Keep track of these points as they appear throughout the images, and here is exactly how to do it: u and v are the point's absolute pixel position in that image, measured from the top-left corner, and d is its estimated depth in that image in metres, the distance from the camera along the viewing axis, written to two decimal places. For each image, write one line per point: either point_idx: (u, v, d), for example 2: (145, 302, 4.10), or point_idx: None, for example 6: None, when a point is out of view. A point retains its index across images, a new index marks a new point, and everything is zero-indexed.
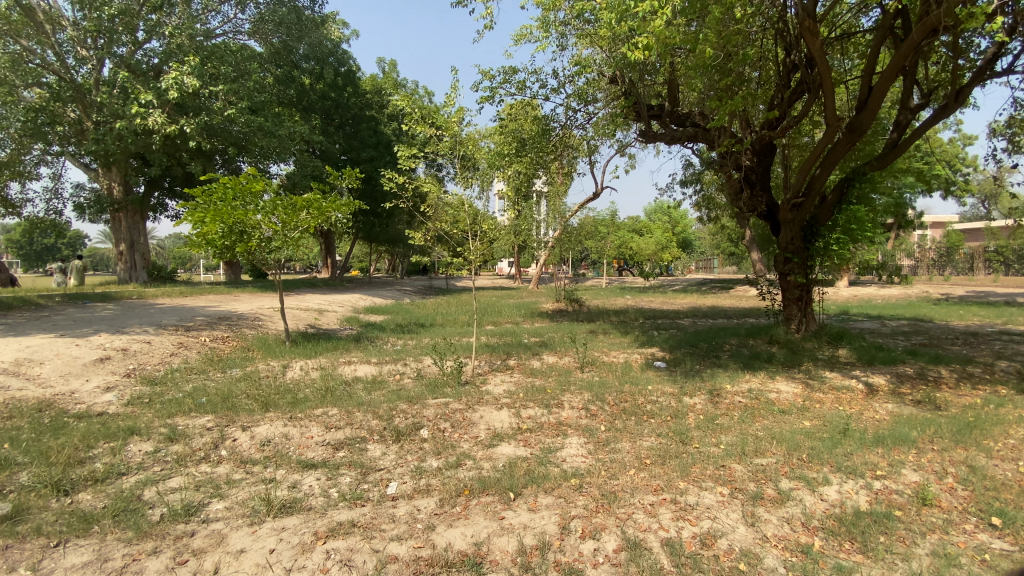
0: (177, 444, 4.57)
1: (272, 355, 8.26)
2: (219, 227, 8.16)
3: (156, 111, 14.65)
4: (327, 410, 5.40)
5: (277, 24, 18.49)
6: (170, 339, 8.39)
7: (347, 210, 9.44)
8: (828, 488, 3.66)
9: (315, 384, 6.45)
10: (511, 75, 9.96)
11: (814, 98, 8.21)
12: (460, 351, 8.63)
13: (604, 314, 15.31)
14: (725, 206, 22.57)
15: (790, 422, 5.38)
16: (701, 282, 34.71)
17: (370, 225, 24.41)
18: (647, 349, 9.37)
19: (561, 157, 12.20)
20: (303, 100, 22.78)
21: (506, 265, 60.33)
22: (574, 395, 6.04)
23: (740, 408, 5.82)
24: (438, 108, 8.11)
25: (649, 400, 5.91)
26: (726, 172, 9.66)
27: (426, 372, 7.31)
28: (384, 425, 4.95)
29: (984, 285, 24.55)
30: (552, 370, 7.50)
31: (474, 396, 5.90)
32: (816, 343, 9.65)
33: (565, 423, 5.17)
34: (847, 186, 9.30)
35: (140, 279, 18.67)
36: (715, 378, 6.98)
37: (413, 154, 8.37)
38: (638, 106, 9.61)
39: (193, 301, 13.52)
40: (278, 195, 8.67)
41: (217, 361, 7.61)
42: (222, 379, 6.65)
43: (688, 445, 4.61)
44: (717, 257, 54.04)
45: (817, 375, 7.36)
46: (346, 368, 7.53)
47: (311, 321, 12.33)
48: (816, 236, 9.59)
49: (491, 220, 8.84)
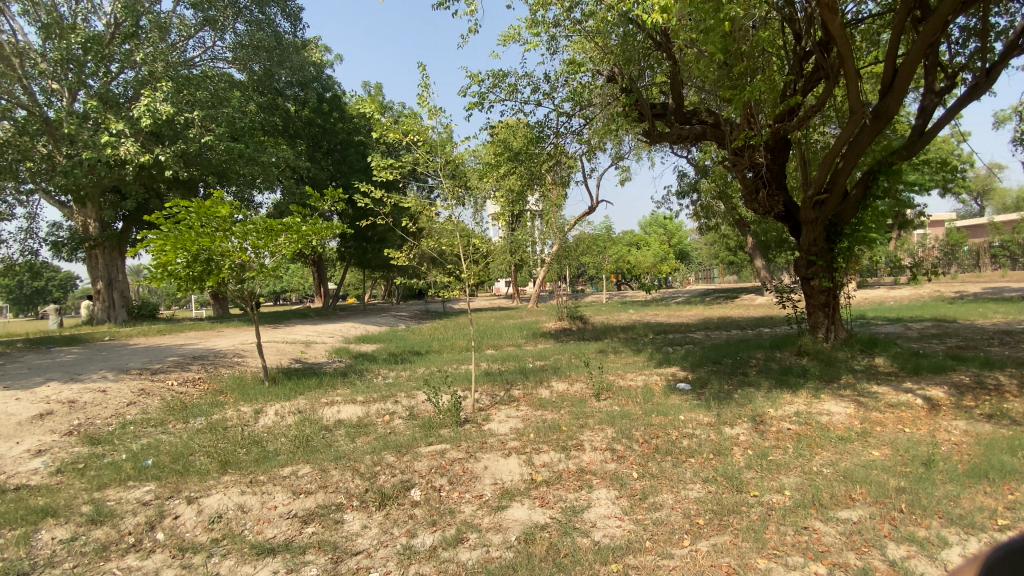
0: (101, 528, 3.60)
1: (245, 398, 7.28)
2: (181, 256, 7.15)
3: (129, 139, 13.90)
4: (297, 469, 4.42)
5: (257, 49, 17.90)
6: (130, 385, 7.40)
7: (330, 234, 8.51)
8: (949, 552, 2.79)
9: (290, 434, 5.51)
10: (502, 79, 9.26)
11: (834, 87, 7.45)
12: (458, 381, 7.66)
13: (611, 331, 14.32)
14: (725, 213, 21.91)
15: (857, 453, 4.48)
16: (704, 293, 33.89)
17: (361, 250, 23.54)
18: (666, 369, 8.43)
19: (556, 168, 11.48)
20: (288, 127, 22.16)
21: (503, 287, 59.54)
22: (595, 433, 5.06)
23: (792, 438, 4.88)
24: (423, 125, 7.13)
25: (683, 434, 4.97)
26: (740, 172, 8.64)
27: (420, 410, 6.35)
28: (366, 487, 4.00)
29: (994, 281, 23.81)
30: (564, 400, 6.56)
31: (475, 441, 4.92)
32: (850, 352, 8.72)
33: (588, 471, 4.24)
34: (871, 179, 8.48)
35: (119, 318, 17.69)
36: (753, 400, 6.05)
37: (388, 165, 7.16)
38: (641, 105, 8.66)
39: (170, 340, 12.51)
40: (252, 218, 7.80)
41: (180, 410, 6.62)
42: (181, 434, 5.66)
43: (745, 494, 3.74)
44: (717, 266, 53.28)
45: (867, 390, 6.42)
46: (327, 411, 6.53)
47: (295, 356, 11.34)
48: (841, 235, 8.76)
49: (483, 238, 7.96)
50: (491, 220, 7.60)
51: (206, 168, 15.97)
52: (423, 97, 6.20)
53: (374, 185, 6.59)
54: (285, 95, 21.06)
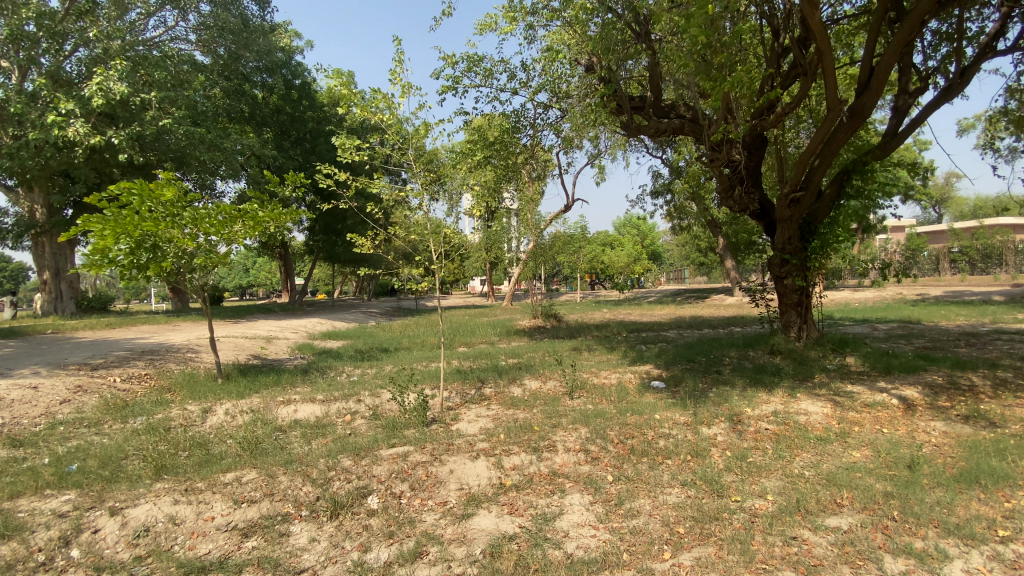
0: (6, 544, 3.14)
1: (193, 396, 6.75)
2: (122, 241, 6.56)
3: (79, 120, 12.88)
4: (240, 474, 4.01)
5: (221, 30, 17.02)
6: (66, 381, 6.79)
7: (289, 222, 8.00)
8: (950, 566, 2.61)
9: (238, 435, 5.07)
10: (477, 63, 8.91)
11: (812, 84, 7.35)
12: (426, 379, 7.29)
13: (585, 330, 14.13)
14: (698, 214, 22.04)
15: (837, 455, 4.35)
16: (676, 292, 34.20)
17: (330, 244, 22.83)
18: (641, 367, 8.25)
19: (531, 161, 11.20)
20: (254, 113, 21.20)
21: (477, 284, 59.01)
22: (568, 433, 4.78)
23: (771, 438, 4.71)
24: (395, 115, 6.58)
25: (659, 434, 4.73)
26: (717, 169, 8.48)
27: (384, 410, 5.98)
28: (317, 495, 3.63)
29: (953, 285, 24.62)
30: (536, 399, 6.28)
31: (441, 442, 4.57)
32: (821, 351, 8.69)
33: (561, 474, 3.96)
34: (845, 178, 8.45)
35: (68, 311, 16.66)
36: (730, 399, 5.89)
37: (355, 145, 6.57)
38: (619, 96, 8.37)
39: (119, 334, 11.74)
40: (203, 203, 7.25)
41: (119, 409, 6.08)
42: (118, 435, 5.15)
43: (726, 499, 3.54)
44: (688, 267, 54.09)
45: (842, 390, 6.34)
46: (283, 411, 6.09)
47: (255, 351, 10.76)
48: (815, 234, 8.69)
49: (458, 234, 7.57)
50: (466, 214, 7.16)
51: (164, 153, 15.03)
52: (393, 72, 5.76)
53: (337, 168, 6.11)
54: (252, 81, 20.17)
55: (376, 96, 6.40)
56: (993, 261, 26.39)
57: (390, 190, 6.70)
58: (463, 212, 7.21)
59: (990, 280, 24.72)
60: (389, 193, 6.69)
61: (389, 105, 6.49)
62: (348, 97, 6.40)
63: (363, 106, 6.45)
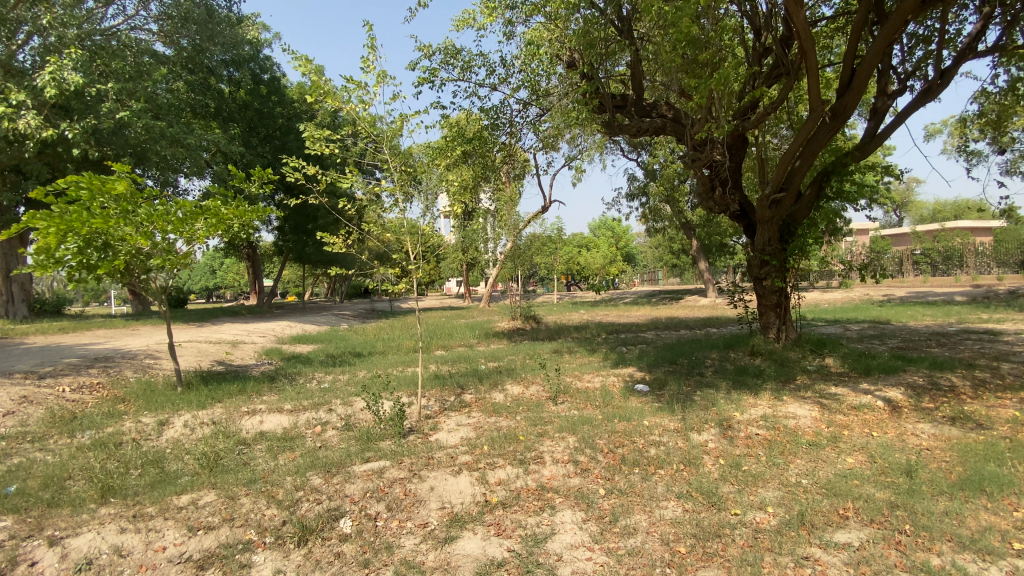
0: None
1: (148, 407, 6.25)
2: (68, 241, 6.02)
3: (29, 111, 11.99)
4: (197, 497, 3.62)
5: (184, 20, 16.24)
6: (7, 391, 6.20)
7: (254, 219, 7.58)
8: None
9: (196, 450, 4.65)
10: (454, 56, 8.61)
11: (794, 84, 7.31)
12: (402, 386, 6.94)
13: (564, 332, 13.93)
14: (673, 216, 22.18)
15: (832, 461, 4.23)
16: (651, 294, 34.46)
17: (301, 244, 22.13)
18: (624, 369, 8.07)
19: (508, 161, 10.97)
20: (221, 109, 20.41)
21: (451, 285, 58.57)
22: (555, 442, 4.52)
23: (763, 444, 4.55)
24: (368, 111, 6.20)
25: (650, 442, 4.51)
26: (698, 170, 8.34)
27: (357, 420, 5.62)
28: (283, 520, 3.29)
29: (916, 286, 25.38)
30: (519, 405, 6.01)
31: (420, 456, 4.26)
32: (801, 352, 8.67)
33: (550, 488, 3.71)
34: (824, 179, 8.47)
35: (20, 315, 15.67)
36: (718, 403, 5.74)
37: (326, 137, 6.16)
38: (601, 94, 8.17)
39: (71, 339, 11.00)
40: (158, 200, 6.75)
41: (65, 422, 5.55)
42: (62, 451, 4.67)
43: (725, 513, 3.34)
44: (662, 268, 54.68)
45: (828, 392, 6.27)
46: (248, 423, 5.67)
47: (219, 357, 10.19)
48: (794, 236, 8.66)
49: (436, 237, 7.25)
50: (443, 214, 6.84)
51: (122, 148, 14.22)
52: (366, 59, 5.41)
53: (306, 161, 5.73)
54: (219, 75, 19.36)
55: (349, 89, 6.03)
56: (953, 262, 27.24)
57: (365, 198, 6.41)
58: (441, 214, 6.87)
59: (951, 281, 25.56)
60: (364, 198, 6.40)
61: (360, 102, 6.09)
62: (319, 91, 6.01)
63: (335, 99, 6.06)
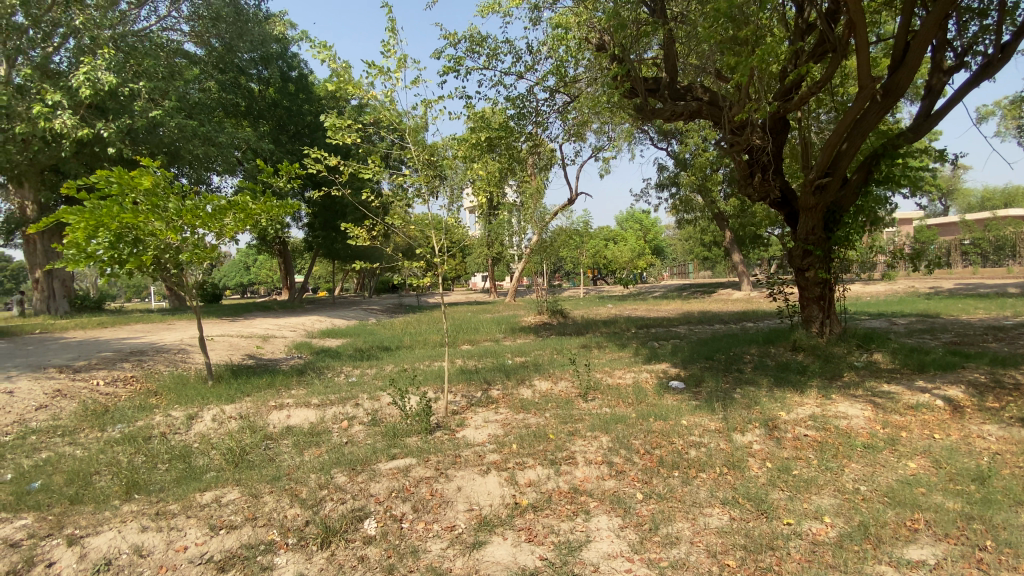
0: None
1: (179, 400, 6.29)
2: (99, 237, 6.08)
3: (66, 112, 12.32)
4: (220, 495, 3.54)
5: (213, 19, 16.45)
6: (44, 385, 6.33)
7: (282, 214, 7.56)
8: None
9: (222, 445, 4.61)
10: (480, 44, 8.40)
11: (842, 60, 6.84)
12: (428, 380, 6.81)
13: (593, 326, 13.65)
14: (705, 207, 21.51)
15: (891, 466, 3.89)
16: (681, 287, 33.68)
17: (329, 240, 22.35)
18: (656, 365, 7.75)
19: (535, 152, 10.72)
20: (252, 107, 20.78)
21: (477, 280, 58.70)
22: (588, 442, 4.29)
23: (813, 446, 4.22)
24: (395, 108, 5.99)
25: (689, 443, 4.23)
26: (736, 155, 7.90)
27: (384, 415, 5.52)
28: (306, 520, 3.17)
29: (966, 278, 24.03)
30: (548, 401, 5.80)
31: (447, 454, 4.09)
32: (847, 348, 8.18)
33: (583, 491, 3.50)
34: (872, 163, 7.94)
35: (61, 310, 16.23)
36: (760, 401, 5.41)
37: (349, 129, 5.99)
38: (632, 78, 7.81)
39: (110, 333, 11.31)
40: (187, 195, 6.78)
41: (98, 416, 5.62)
42: (93, 445, 4.70)
43: (776, 523, 3.09)
44: (692, 262, 53.54)
45: (880, 390, 5.85)
46: (274, 417, 5.63)
47: (250, 351, 10.30)
48: (840, 224, 8.15)
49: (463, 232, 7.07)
50: (470, 209, 6.66)
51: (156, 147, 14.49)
52: (386, 44, 5.24)
53: (328, 152, 5.62)
54: (248, 74, 19.64)
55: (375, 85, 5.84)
56: (1005, 253, 25.69)
57: (393, 194, 6.35)
58: (468, 209, 6.67)
59: (1004, 272, 24.11)
60: (394, 192, 6.32)
61: (384, 96, 5.90)
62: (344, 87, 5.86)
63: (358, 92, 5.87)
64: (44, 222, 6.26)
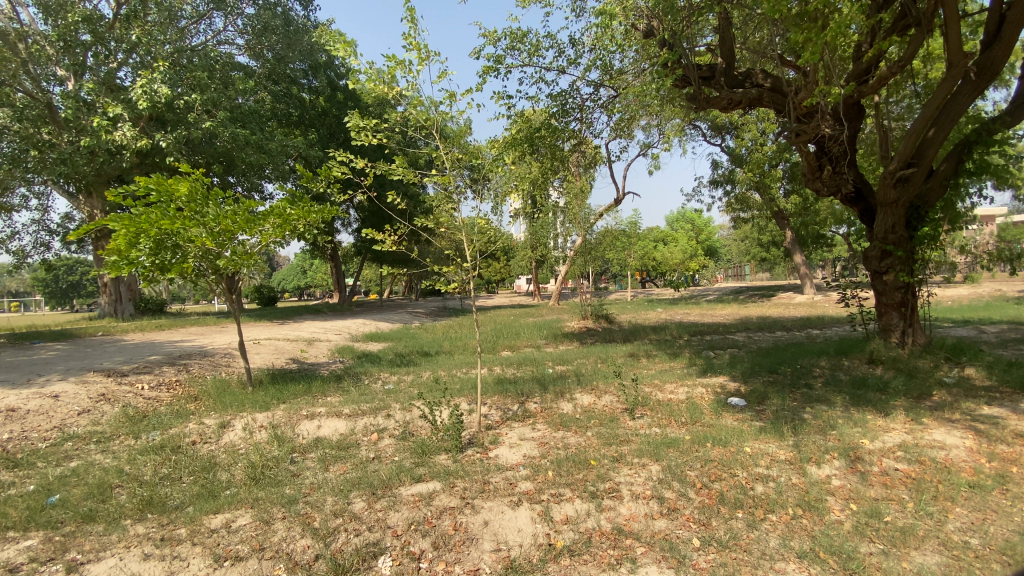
0: None
1: (216, 406, 6.25)
2: (142, 244, 6.15)
3: (126, 124, 12.90)
4: (231, 519, 3.31)
5: (264, 29, 16.91)
6: (89, 389, 6.45)
7: (319, 219, 7.45)
8: None
9: (247, 458, 4.43)
10: (520, 40, 8.01)
11: (926, 36, 5.99)
12: (463, 391, 6.46)
13: (641, 332, 12.98)
14: (763, 205, 20.20)
15: (1014, 513, 3.17)
16: (736, 290, 32.04)
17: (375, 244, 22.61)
18: (713, 379, 7.08)
19: (580, 149, 10.24)
20: (303, 116, 21.29)
21: (523, 282, 58.41)
22: (634, 471, 3.79)
23: (907, 485, 3.54)
24: (436, 110, 5.54)
25: (755, 476, 3.66)
26: (800, 146, 7.12)
27: (415, 428, 5.21)
28: (316, 553, 2.88)
29: None
30: (590, 418, 5.31)
31: (475, 479, 3.70)
32: (934, 360, 7.21)
33: (628, 534, 3.02)
34: (964, 151, 6.96)
35: (126, 312, 17.18)
36: (836, 425, 4.71)
37: (380, 130, 5.60)
38: (685, 66, 7.19)
39: (165, 336, 11.70)
40: (225, 201, 6.75)
41: (135, 422, 5.61)
42: (123, 455, 4.65)
43: None
44: (747, 263, 51.11)
45: (982, 414, 5.00)
46: (305, 427, 5.45)
47: (293, 355, 10.36)
48: (925, 221, 7.18)
49: (504, 238, 6.63)
50: (512, 213, 6.20)
51: (210, 155, 15.03)
52: (409, 35, 4.91)
53: (353, 153, 5.35)
54: (299, 83, 20.21)
55: (414, 94, 5.42)
56: None
57: (440, 197, 5.84)
58: (508, 213, 6.18)
59: None
60: (438, 195, 5.86)
61: (420, 97, 5.45)
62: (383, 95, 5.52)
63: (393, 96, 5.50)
64: (84, 230, 6.36)
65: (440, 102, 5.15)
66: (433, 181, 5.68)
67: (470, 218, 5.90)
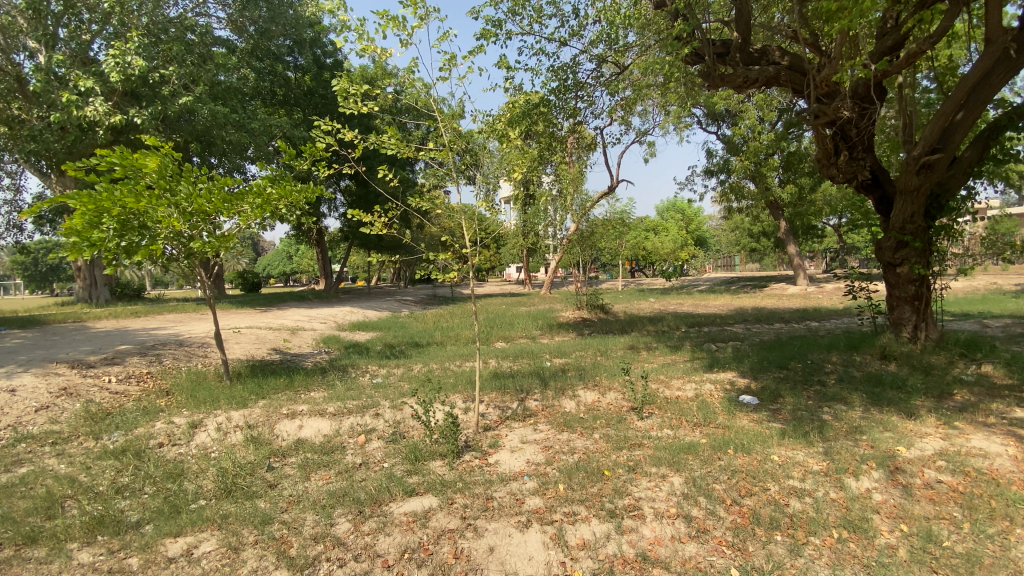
0: None
1: (189, 402, 5.74)
2: (105, 224, 5.55)
3: (98, 98, 12.08)
4: (195, 545, 2.85)
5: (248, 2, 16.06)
6: (49, 382, 5.90)
7: (301, 201, 6.88)
8: None
9: (219, 464, 3.96)
10: (522, 6, 7.46)
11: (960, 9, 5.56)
12: (456, 387, 6.00)
13: (638, 323, 12.62)
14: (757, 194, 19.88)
15: None
16: (728, 280, 31.86)
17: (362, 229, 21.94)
18: (720, 375, 6.72)
19: (580, 130, 9.72)
20: (287, 95, 20.41)
21: (513, 270, 57.90)
22: (654, 485, 3.39)
23: (957, 501, 3.20)
24: (430, 90, 5.03)
25: (789, 490, 3.29)
26: (819, 128, 6.69)
27: (406, 430, 4.76)
28: None
29: None
30: (596, 419, 4.88)
31: (477, 494, 3.27)
32: (949, 356, 6.92)
33: (656, 563, 2.62)
34: (991, 137, 6.61)
35: (101, 297, 16.42)
36: (864, 428, 4.35)
37: (370, 97, 5.03)
38: (699, 40, 6.71)
39: (140, 323, 11.08)
40: (197, 179, 6.15)
41: (96, 419, 5.10)
42: (79, 460, 4.14)
43: None
44: (738, 254, 51.16)
45: (1014, 418, 4.67)
46: (285, 427, 4.96)
47: (275, 344, 9.81)
48: (946, 210, 6.84)
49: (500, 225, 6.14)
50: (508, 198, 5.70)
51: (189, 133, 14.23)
52: None
53: (339, 123, 4.78)
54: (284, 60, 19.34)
55: (408, 70, 4.92)
56: None
57: (430, 179, 5.33)
58: (504, 198, 5.69)
59: None
60: (427, 177, 5.34)
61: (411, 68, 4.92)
62: (376, 73, 5.04)
63: (384, 70, 4.97)
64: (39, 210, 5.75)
65: (438, 67, 4.64)
66: (428, 157, 5.16)
67: (463, 203, 5.40)
